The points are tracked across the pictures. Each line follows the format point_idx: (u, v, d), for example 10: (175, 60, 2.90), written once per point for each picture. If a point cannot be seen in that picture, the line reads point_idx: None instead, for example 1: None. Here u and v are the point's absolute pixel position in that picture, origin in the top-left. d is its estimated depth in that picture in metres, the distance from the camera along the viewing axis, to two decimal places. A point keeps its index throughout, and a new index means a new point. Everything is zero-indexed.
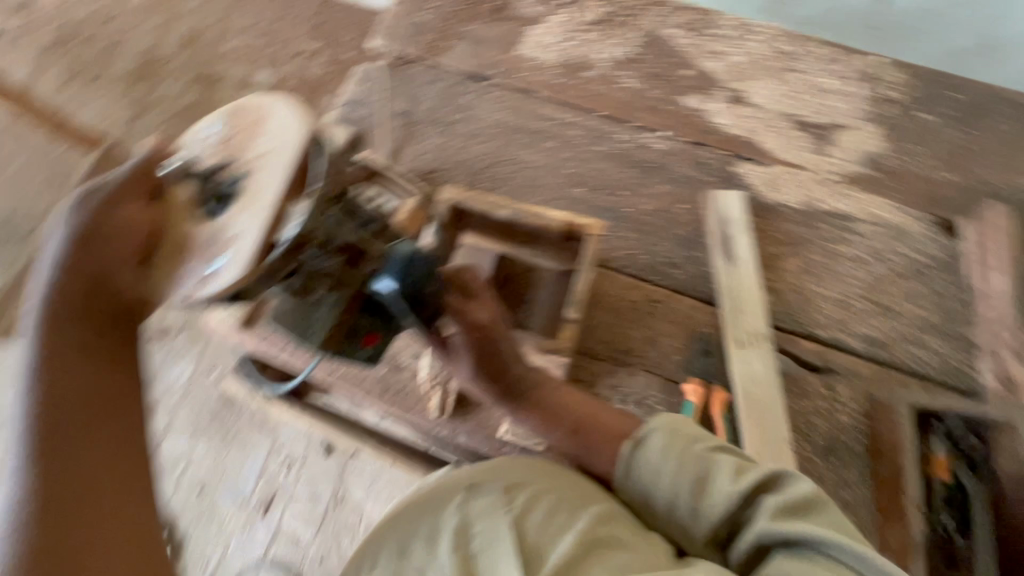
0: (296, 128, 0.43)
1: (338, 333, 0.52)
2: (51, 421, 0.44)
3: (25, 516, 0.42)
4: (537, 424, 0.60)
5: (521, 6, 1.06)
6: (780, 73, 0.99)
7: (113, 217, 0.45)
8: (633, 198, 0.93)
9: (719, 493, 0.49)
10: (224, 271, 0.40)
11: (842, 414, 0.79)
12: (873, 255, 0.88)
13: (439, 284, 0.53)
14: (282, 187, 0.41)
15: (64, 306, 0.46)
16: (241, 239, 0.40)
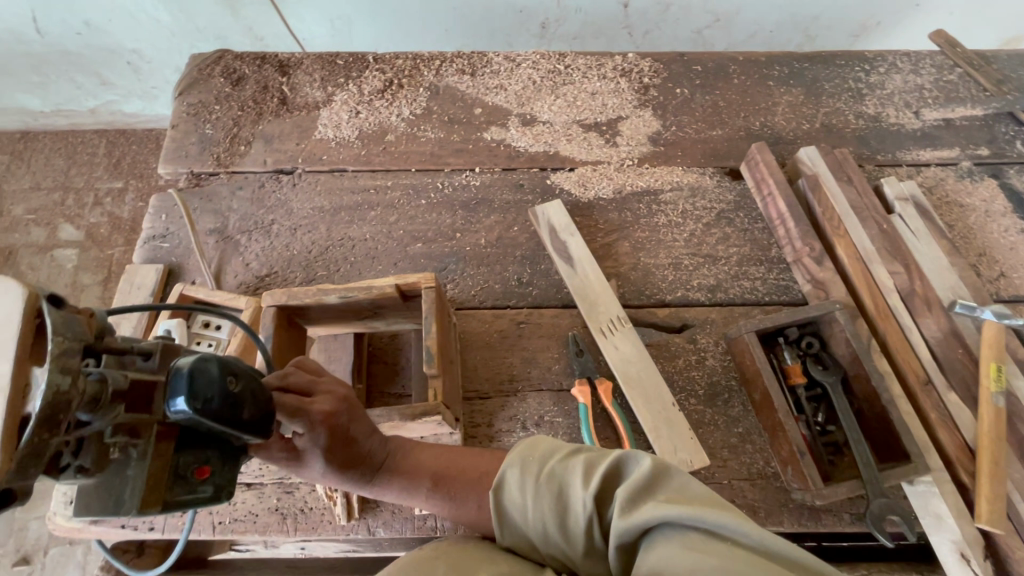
0: (12, 294, 0.38)
1: (157, 483, 0.46)
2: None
3: None
4: (397, 487, 0.65)
5: (304, 94, 1.08)
6: (556, 88, 1.10)
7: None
8: (468, 237, 0.97)
9: (575, 504, 0.53)
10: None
11: (709, 360, 0.87)
12: (684, 216, 0.99)
13: (249, 381, 0.51)
14: (16, 360, 0.38)
15: None
16: None
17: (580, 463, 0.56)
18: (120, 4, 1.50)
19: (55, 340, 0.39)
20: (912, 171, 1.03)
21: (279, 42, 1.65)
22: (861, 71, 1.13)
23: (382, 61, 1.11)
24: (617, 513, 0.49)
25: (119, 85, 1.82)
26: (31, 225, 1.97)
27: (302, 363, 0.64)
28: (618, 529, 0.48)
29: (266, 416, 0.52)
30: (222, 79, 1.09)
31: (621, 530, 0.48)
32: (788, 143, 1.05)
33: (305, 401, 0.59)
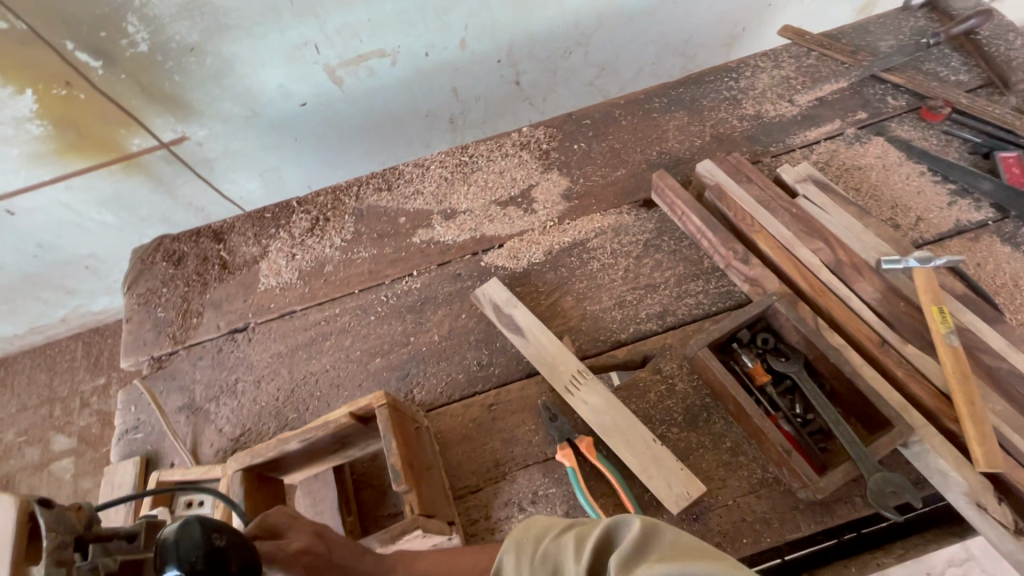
0: (7, 506, 0.50)
1: None
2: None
3: None
4: None
5: (241, 253, 1.14)
6: (467, 178, 1.18)
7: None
8: (422, 338, 1.00)
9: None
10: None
11: (678, 385, 0.89)
12: (614, 255, 1.04)
13: (235, 533, 0.54)
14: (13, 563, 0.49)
15: None
16: None
17: (572, 535, 0.55)
18: (65, 220, 1.60)
19: (49, 540, 0.50)
20: (805, 153, 1.10)
21: (218, 208, 1.76)
22: (730, 80, 1.23)
23: (305, 201, 1.19)
24: None
25: (81, 289, 1.90)
26: (24, 447, 1.98)
27: (277, 507, 0.64)
28: None
29: (253, 568, 0.54)
30: (163, 262, 1.15)
31: None
32: (687, 162, 1.13)
33: (279, 542, 0.59)
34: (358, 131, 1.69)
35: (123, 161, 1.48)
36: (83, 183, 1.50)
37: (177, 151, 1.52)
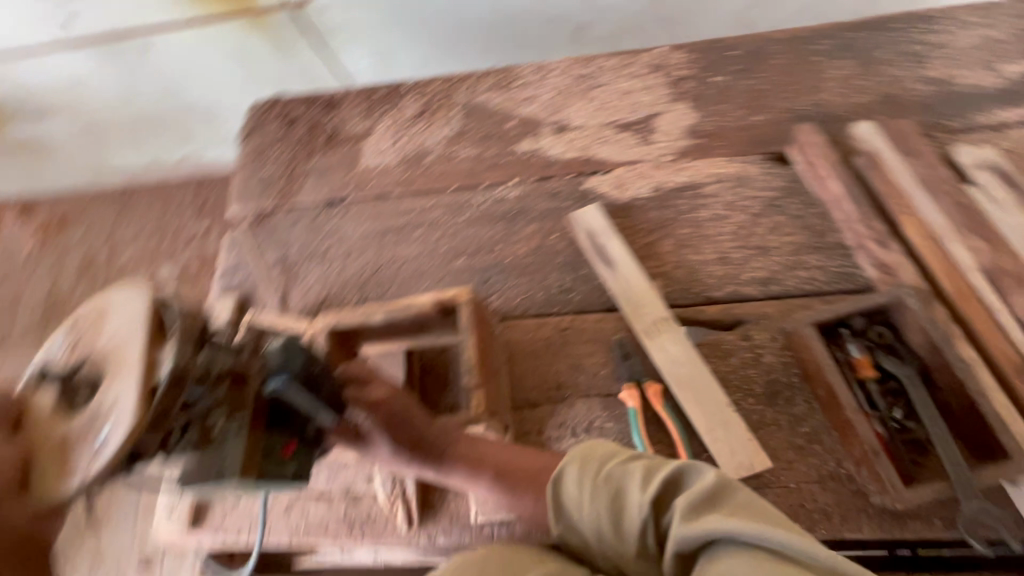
0: (136, 297, 0.45)
1: (252, 455, 0.51)
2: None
3: None
4: (462, 475, 0.64)
5: (349, 127, 1.15)
6: (586, 93, 1.10)
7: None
8: (508, 248, 0.99)
9: (632, 507, 0.50)
10: (112, 441, 0.40)
11: (766, 356, 0.83)
12: (728, 208, 0.95)
13: (326, 368, 0.58)
14: (144, 346, 0.43)
15: None
16: (119, 407, 0.40)
17: (640, 465, 0.53)
18: (191, 66, 1.67)
19: (178, 329, 0.45)
20: (989, 137, 0.93)
21: (328, 81, 1.77)
22: (921, 33, 1.03)
23: (418, 86, 1.16)
24: (685, 525, 0.46)
25: (196, 137, 2.02)
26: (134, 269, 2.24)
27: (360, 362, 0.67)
28: (682, 541, 0.45)
29: (336, 396, 0.58)
30: (276, 122, 1.18)
31: (688, 542, 0.45)
32: (841, 121, 0.98)
33: (362, 391, 0.62)
34: (477, 25, 1.61)
35: (251, 15, 1.49)
36: (213, 32, 1.54)
37: (300, 13, 1.51)
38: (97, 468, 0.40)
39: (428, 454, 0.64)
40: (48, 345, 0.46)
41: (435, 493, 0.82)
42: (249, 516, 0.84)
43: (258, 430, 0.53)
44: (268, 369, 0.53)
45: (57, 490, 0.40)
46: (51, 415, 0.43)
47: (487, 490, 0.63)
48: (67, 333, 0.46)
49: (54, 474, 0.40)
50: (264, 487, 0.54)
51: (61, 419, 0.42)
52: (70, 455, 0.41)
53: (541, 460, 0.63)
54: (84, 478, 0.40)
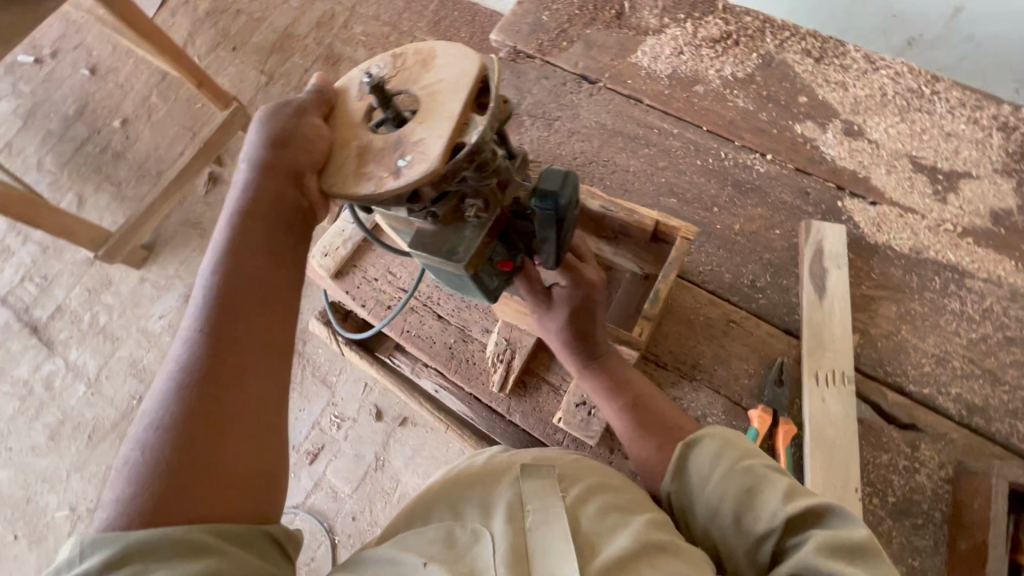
0: (470, 59, 0.47)
1: (481, 255, 0.54)
2: (246, 255, 0.48)
3: (178, 401, 0.43)
4: (604, 384, 0.68)
5: (640, 15, 1.07)
6: (905, 111, 0.92)
7: (303, 123, 0.50)
8: (724, 216, 0.92)
9: (763, 510, 0.47)
10: (412, 169, 0.44)
11: (920, 475, 0.74)
12: (983, 315, 0.81)
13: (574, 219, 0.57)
14: (465, 106, 0.45)
15: (262, 286, 0.48)
16: (428, 144, 0.45)
17: (784, 479, 0.49)
18: None
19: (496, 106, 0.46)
20: None
21: None
22: None
23: (731, 10, 1.04)
24: (815, 556, 0.43)
25: None
26: None
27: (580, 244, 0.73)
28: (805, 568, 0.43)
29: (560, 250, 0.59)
30: None
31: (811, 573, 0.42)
32: None
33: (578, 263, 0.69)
34: None
35: None
36: None
37: None
38: (390, 186, 0.45)
39: (592, 351, 0.69)
40: (376, 63, 0.51)
41: (532, 379, 0.85)
42: (385, 298, 0.92)
43: (495, 239, 0.56)
44: (527, 190, 0.56)
45: (343, 184, 0.48)
46: (362, 123, 0.50)
47: (619, 413, 0.66)
48: (387, 63, 0.51)
49: (352, 171, 0.48)
50: (471, 282, 0.58)
51: (365, 132, 0.49)
52: (371, 163, 0.47)
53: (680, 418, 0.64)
54: (378, 187, 0.46)
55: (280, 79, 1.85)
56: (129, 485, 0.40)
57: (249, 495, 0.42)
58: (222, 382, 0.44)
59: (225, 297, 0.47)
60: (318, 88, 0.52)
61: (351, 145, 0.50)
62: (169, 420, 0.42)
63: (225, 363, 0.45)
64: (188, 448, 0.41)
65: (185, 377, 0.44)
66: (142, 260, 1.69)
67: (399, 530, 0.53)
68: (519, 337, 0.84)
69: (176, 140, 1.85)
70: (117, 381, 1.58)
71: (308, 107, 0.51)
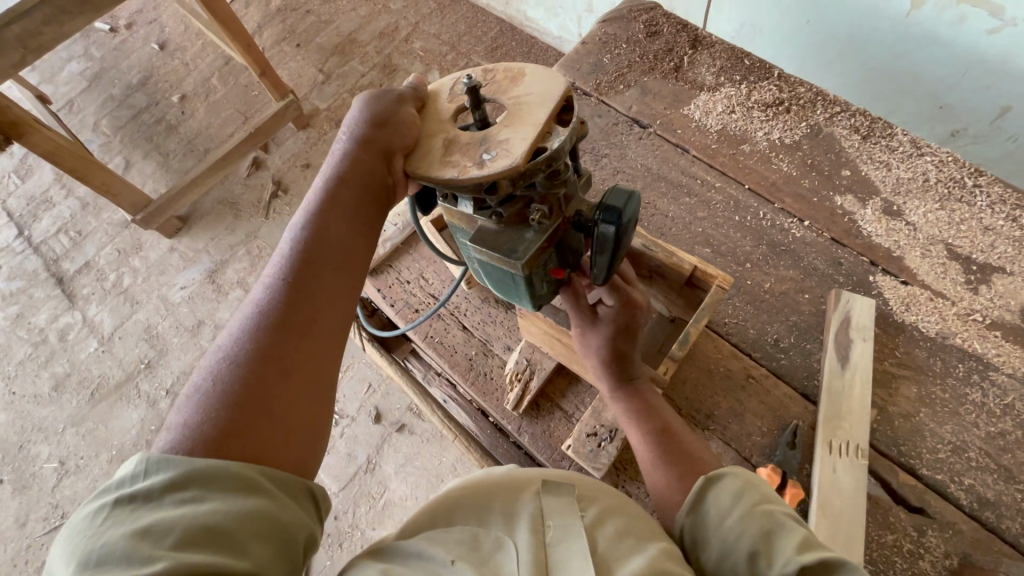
0: (556, 80, 0.55)
1: (537, 259, 0.58)
2: (327, 229, 0.55)
3: (252, 344, 0.49)
4: (631, 408, 0.70)
5: (697, 71, 1.12)
6: (945, 198, 0.94)
7: (402, 111, 0.57)
8: (755, 273, 0.93)
9: (778, 556, 0.48)
10: (496, 163, 0.51)
11: (924, 561, 0.73)
12: (1004, 410, 0.80)
13: (630, 238, 0.62)
14: (549, 117, 0.53)
15: (334, 257, 0.55)
16: (513, 143, 0.51)
17: (801, 532, 0.49)
18: None
19: (576, 124, 0.54)
20: None
21: None
22: None
23: (786, 79, 1.08)
24: None
25: None
26: None
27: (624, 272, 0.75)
28: None
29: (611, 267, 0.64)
30: (641, 27, 1.18)
31: None
32: None
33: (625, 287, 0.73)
34: None
35: None
36: None
37: None
38: (474, 174, 0.51)
39: (626, 374, 0.71)
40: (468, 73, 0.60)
41: (546, 403, 0.86)
42: (416, 301, 0.94)
43: (550, 247, 0.61)
44: (586, 207, 0.61)
45: (428, 168, 0.55)
46: (451, 120, 0.58)
47: (644, 437, 0.67)
48: (478, 74, 0.59)
49: (436, 158, 0.55)
50: (523, 285, 0.61)
51: (451, 128, 0.57)
52: (456, 153, 0.54)
53: (703, 454, 0.65)
54: (461, 173, 0.52)
55: (337, 79, 1.92)
56: (198, 413, 0.45)
57: (296, 444, 0.48)
58: (289, 334, 0.50)
59: (305, 263, 0.53)
60: (414, 86, 0.61)
61: (439, 138, 0.57)
62: (240, 359, 0.48)
63: (299, 319, 0.51)
64: (254, 387, 0.47)
65: (261, 324, 0.50)
66: (175, 230, 1.74)
67: (421, 527, 0.55)
68: (540, 359, 0.85)
69: (228, 122, 1.92)
70: (127, 343, 1.61)
71: (405, 98, 0.59)
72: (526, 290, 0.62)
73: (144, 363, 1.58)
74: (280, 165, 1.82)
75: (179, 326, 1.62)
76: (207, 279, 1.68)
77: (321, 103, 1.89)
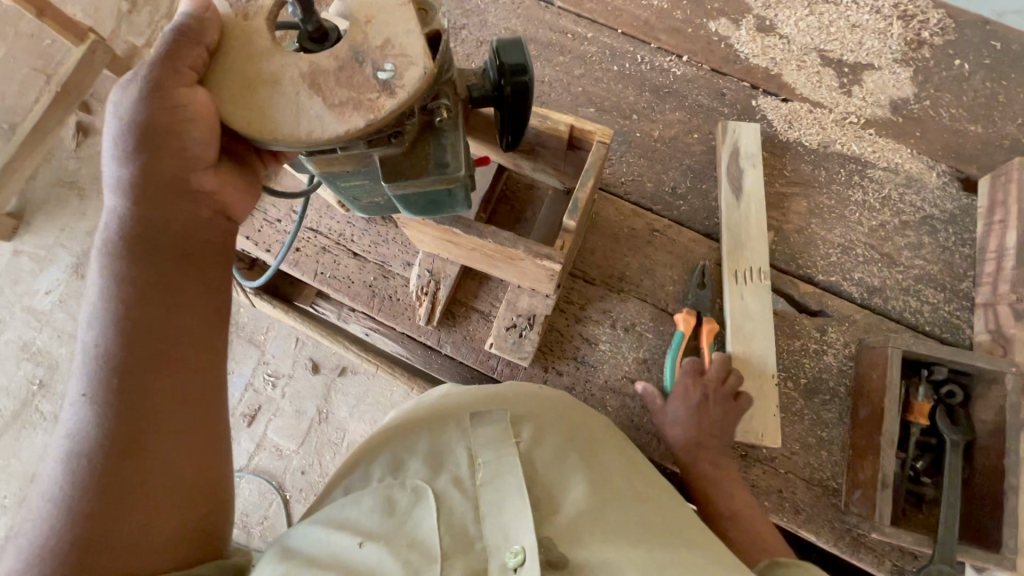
0: None
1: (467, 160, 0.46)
2: (131, 283, 0.41)
3: (77, 462, 0.38)
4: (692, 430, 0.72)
5: None
6: (813, 2, 0.91)
7: (164, 106, 0.39)
8: (644, 123, 0.89)
9: None
10: (406, 80, 0.37)
11: (828, 356, 0.80)
12: (883, 203, 0.84)
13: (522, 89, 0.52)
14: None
15: (164, 315, 0.42)
16: (400, 41, 0.38)
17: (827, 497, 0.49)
18: None
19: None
20: None
21: None
22: None
23: None
24: None
25: None
26: None
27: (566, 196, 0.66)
28: None
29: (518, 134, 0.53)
30: None
31: None
32: None
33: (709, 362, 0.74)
34: None
35: None
36: None
37: None
38: (389, 106, 0.37)
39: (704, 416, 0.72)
40: None
41: (461, 308, 0.82)
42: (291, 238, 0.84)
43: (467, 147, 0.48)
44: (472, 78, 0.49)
45: (283, 123, 0.37)
46: (265, 40, 0.39)
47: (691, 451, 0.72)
48: None
49: (317, 107, 0.37)
50: (460, 198, 0.49)
51: (281, 56, 0.38)
52: (330, 88, 0.37)
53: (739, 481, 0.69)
54: (373, 112, 0.37)
55: (143, 6, 1.56)
56: (27, 551, 0.37)
57: (175, 547, 0.40)
58: (126, 439, 0.39)
59: (125, 338, 0.40)
60: (186, 14, 0.38)
61: (260, 76, 0.38)
62: (67, 483, 0.38)
63: (134, 414, 0.40)
64: (93, 511, 0.37)
65: (84, 432, 0.39)
66: (9, 232, 1.46)
67: (341, 478, 0.51)
68: (442, 267, 0.79)
69: (26, 85, 1.55)
70: (4, 368, 1.41)
71: (164, 74, 0.38)
72: (466, 198, 0.50)
73: (32, 387, 1.39)
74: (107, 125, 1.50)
75: (60, 335, 1.42)
76: (73, 275, 1.44)
77: (133, 39, 1.55)
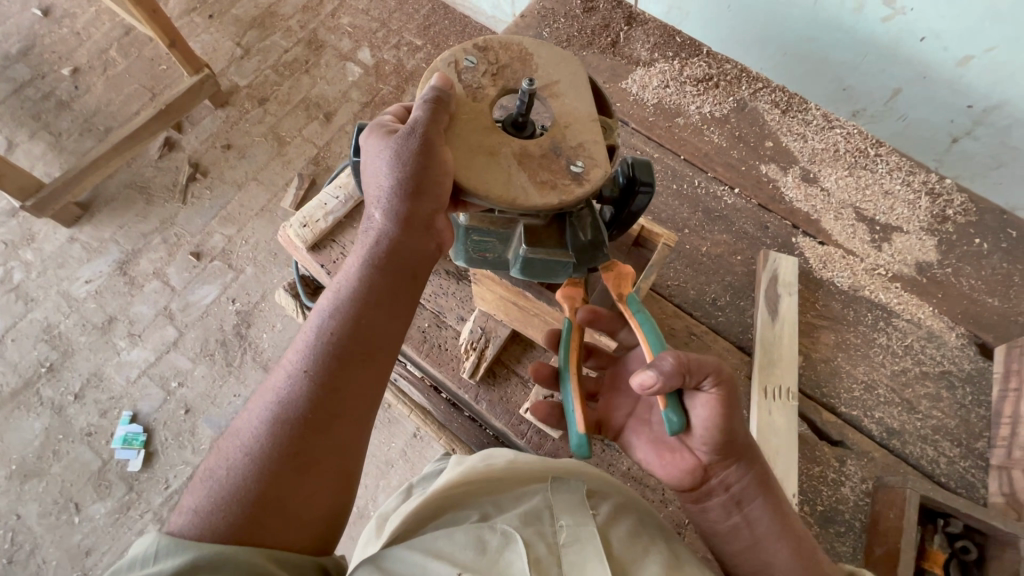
0: (570, 59, 0.56)
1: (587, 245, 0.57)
2: (354, 306, 0.51)
3: (269, 439, 0.47)
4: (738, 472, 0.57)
5: (633, 48, 1.15)
6: (852, 167, 1.04)
7: (430, 165, 0.48)
8: (693, 237, 0.99)
9: None
10: (592, 176, 0.51)
11: (845, 487, 0.82)
12: (906, 351, 0.91)
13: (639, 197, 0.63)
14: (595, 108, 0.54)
15: (364, 338, 0.51)
16: (588, 147, 0.52)
17: None
18: None
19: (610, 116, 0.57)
20: None
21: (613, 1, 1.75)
22: None
23: (713, 57, 1.14)
24: None
25: None
26: None
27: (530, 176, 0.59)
28: None
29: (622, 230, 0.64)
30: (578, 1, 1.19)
31: None
32: None
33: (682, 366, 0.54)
34: None
35: None
36: None
37: None
38: (580, 191, 0.50)
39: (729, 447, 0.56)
40: (467, 57, 0.55)
41: (503, 370, 0.87)
42: None
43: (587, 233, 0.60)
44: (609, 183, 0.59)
45: (500, 186, 0.49)
46: (488, 121, 0.52)
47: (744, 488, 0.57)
48: (483, 59, 0.55)
49: (524, 180, 0.49)
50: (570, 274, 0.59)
51: (500, 138, 0.51)
52: (535, 168, 0.50)
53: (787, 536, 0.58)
54: (564, 195, 0.49)
55: (257, 54, 1.73)
56: (206, 501, 0.46)
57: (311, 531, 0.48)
58: (311, 431, 0.48)
59: (334, 350, 0.50)
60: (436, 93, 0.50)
61: (486, 148, 0.51)
62: (257, 453, 0.47)
63: (322, 412, 0.48)
64: (269, 484, 0.46)
65: (283, 416, 0.48)
66: (75, 219, 1.53)
67: (427, 521, 0.56)
68: (495, 327, 0.84)
69: (133, 99, 1.74)
70: (22, 344, 1.41)
71: (434, 138, 0.49)
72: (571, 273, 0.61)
73: (43, 368, 1.39)
74: (195, 145, 1.62)
75: (86, 324, 1.43)
76: (117, 271, 1.48)
77: (239, 79, 1.70)
